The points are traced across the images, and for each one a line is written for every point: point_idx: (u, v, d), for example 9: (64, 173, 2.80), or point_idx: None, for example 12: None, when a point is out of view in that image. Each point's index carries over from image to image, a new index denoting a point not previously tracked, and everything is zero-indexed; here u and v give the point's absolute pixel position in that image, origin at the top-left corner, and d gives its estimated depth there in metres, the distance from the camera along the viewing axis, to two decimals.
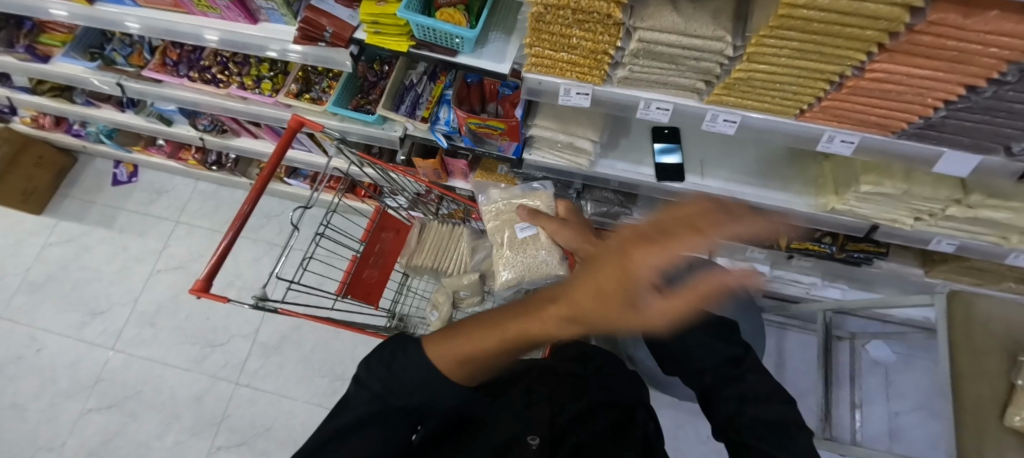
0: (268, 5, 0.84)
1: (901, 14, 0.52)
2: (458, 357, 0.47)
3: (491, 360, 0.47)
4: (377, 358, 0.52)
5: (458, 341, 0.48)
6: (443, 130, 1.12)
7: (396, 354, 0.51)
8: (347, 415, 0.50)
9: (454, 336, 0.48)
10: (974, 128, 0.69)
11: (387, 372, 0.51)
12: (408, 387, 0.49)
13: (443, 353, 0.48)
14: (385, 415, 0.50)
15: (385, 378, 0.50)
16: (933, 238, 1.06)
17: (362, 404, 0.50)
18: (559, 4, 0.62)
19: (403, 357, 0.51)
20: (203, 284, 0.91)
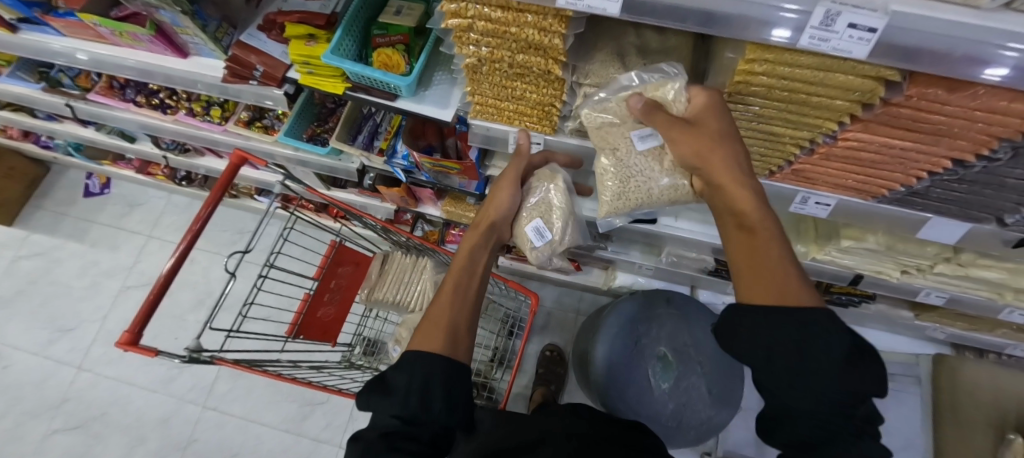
0: (194, 40, 0.80)
1: (874, 87, 0.45)
2: (438, 327, 0.55)
3: (460, 320, 0.57)
4: (370, 392, 0.53)
5: (433, 321, 0.56)
6: (401, 165, 1.02)
7: (386, 378, 0.53)
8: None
9: (426, 324, 0.57)
10: (963, 198, 0.61)
11: (383, 396, 0.51)
12: (401, 405, 0.50)
13: (427, 337, 0.55)
14: (388, 450, 0.47)
15: (384, 406, 0.51)
16: (922, 290, 0.99)
17: (365, 445, 0.49)
18: (492, 58, 0.55)
19: (393, 377, 0.52)
20: (131, 337, 0.84)
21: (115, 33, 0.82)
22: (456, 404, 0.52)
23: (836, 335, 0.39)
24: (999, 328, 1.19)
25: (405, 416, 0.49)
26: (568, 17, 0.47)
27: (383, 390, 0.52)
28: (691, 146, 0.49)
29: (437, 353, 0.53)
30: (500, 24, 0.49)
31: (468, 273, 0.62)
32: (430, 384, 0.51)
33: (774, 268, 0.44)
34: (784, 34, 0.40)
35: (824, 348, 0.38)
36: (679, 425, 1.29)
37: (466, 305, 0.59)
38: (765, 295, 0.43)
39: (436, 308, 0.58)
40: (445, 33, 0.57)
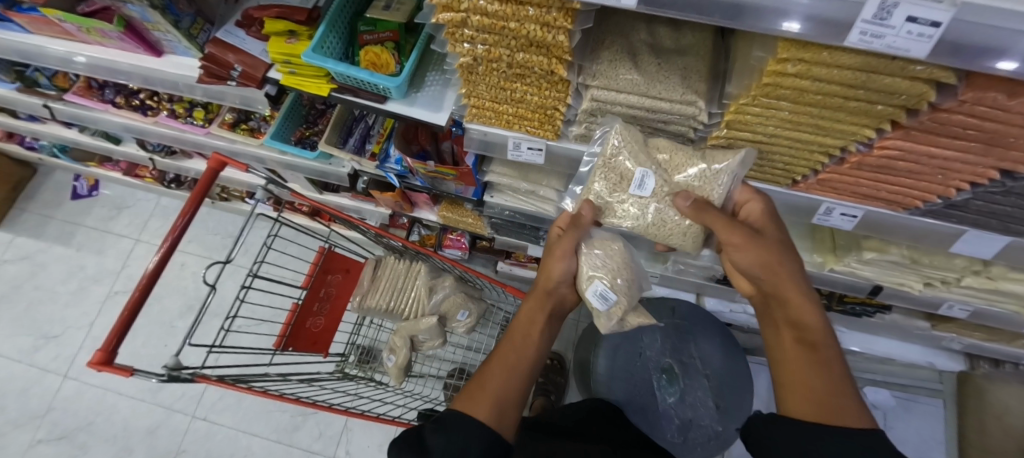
0: (167, 37, 0.74)
1: (925, 91, 0.39)
2: (492, 393, 0.51)
3: (510, 391, 0.53)
4: (404, 449, 0.47)
5: (482, 386, 0.52)
6: (394, 169, 0.95)
7: (424, 441, 0.47)
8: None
9: (472, 390, 0.52)
10: (1005, 212, 0.56)
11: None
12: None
13: (474, 402, 0.51)
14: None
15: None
16: (945, 303, 0.94)
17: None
18: (489, 56, 0.50)
19: (432, 439, 0.47)
20: (104, 356, 0.78)
21: (82, 30, 0.76)
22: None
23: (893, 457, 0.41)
24: (1020, 340, 1.13)
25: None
26: (575, 10, 0.41)
27: (416, 451, 0.46)
28: (756, 261, 0.53)
29: (482, 422, 0.48)
30: (497, 18, 0.44)
31: (525, 336, 0.58)
32: (471, 455, 0.45)
33: (830, 380, 0.47)
34: (795, 26, 0.35)
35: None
36: (684, 441, 1.23)
37: (521, 376, 0.55)
38: (822, 405, 0.46)
39: (484, 375, 0.54)
40: (436, 28, 0.51)
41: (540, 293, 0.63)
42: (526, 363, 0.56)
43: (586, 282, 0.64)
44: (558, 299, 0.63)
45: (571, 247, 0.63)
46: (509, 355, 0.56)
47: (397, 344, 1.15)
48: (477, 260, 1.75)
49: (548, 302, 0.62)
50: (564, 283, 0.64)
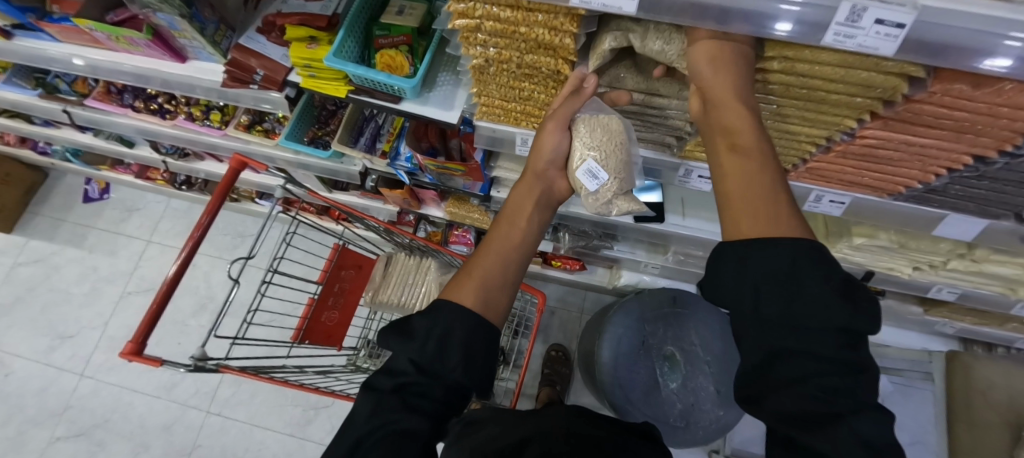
0: (192, 44, 0.79)
1: (898, 83, 0.43)
2: (478, 281, 0.55)
3: (496, 277, 0.55)
4: (391, 332, 0.52)
5: (470, 272, 0.56)
6: (404, 167, 1.01)
7: (410, 322, 0.52)
8: (361, 413, 0.48)
9: (463, 275, 0.56)
10: (981, 195, 0.60)
11: (403, 340, 0.51)
12: (420, 352, 0.49)
13: (461, 289, 0.54)
14: (402, 406, 0.47)
15: (401, 350, 0.50)
16: (934, 286, 0.99)
17: (378, 397, 0.48)
18: (500, 58, 0.54)
19: (416, 321, 0.51)
20: (135, 347, 0.83)
21: (110, 38, 0.80)
22: (473, 365, 0.50)
23: (820, 274, 0.36)
24: (1010, 323, 1.17)
25: (421, 362, 0.49)
26: (580, 15, 0.45)
27: (403, 333, 0.51)
28: (725, 71, 0.44)
29: (468, 307, 0.52)
30: (509, 23, 0.48)
31: (510, 222, 0.59)
32: (452, 331, 0.50)
33: (761, 184, 0.41)
34: (787, 27, 0.39)
35: (811, 281, 0.36)
36: (685, 426, 1.28)
37: (508, 264, 0.57)
38: (759, 224, 0.39)
39: (473, 263, 0.57)
40: (451, 34, 0.56)
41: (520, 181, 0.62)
42: (511, 250, 0.58)
43: (579, 160, 0.60)
44: (547, 183, 0.63)
45: (564, 123, 0.58)
46: (495, 245, 0.58)
47: None
48: None
49: (536, 187, 0.62)
50: (553, 164, 0.62)
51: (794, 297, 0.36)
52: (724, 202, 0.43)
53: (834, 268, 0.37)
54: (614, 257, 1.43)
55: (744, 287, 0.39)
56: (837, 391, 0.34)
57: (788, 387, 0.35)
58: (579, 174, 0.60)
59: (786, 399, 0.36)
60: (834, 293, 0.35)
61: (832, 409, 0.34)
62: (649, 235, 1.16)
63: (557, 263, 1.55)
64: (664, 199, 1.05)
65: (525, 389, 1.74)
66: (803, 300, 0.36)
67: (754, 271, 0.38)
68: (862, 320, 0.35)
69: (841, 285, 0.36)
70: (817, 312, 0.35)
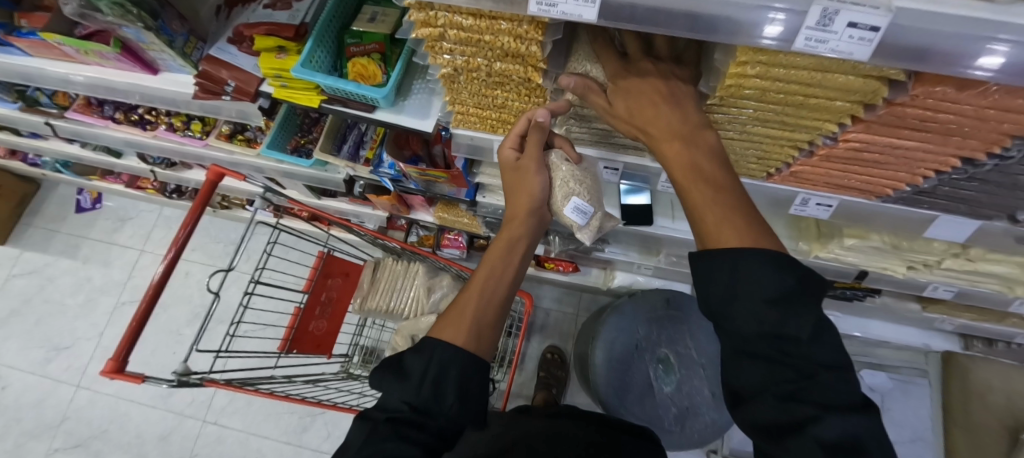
0: (162, 57, 0.78)
1: (878, 86, 0.41)
2: (466, 322, 0.52)
3: (486, 316, 0.53)
4: (384, 372, 0.51)
5: (458, 312, 0.53)
6: (387, 174, 0.98)
7: (403, 360, 0.51)
8: (356, 441, 0.47)
9: (450, 317, 0.53)
10: (972, 197, 0.58)
11: (399, 381, 0.49)
12: (416, 390, 0.47)
13: (447, 329, 0.52)
14: (394, 435, 0.45)
15: (396, 389, 0.49)
16: (930, 285, 0.97)
17: (372, 425, 0.47)
18: (468, 67, 0.52)
19: (409, 360, 0.50)
20: (117, 364, 0.82)
21: (79, 52, 0.79)
22: (470, 396, 0.49)
23: (763, 282, 0.36)
24: (1008, 318, 1.15)
25: (416, 404, 0.47)
26: (544, 23, 0.43)
27: (396, 371, 0.50)
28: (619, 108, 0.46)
29: (460, 346, 0.50)
30: (473, 32, 0.46)
31: (503, 257, 0.57)
32: (448, 368, 0.48)
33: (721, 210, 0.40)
34: (772, 31, 0.36)
35: (752, 286, 0.36)
36: (681, 429, 1.27)
37: (495, 305, 0.55)
38: (730, 235, 0.39)
39: (460, 302, 0.54)
40: (417, 42, 0.54)
41: (509, 221, 0.60)
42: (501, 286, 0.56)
43: (563, 199, 0.62)
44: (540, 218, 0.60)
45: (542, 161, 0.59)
46: (480, 280, 0.56)
47: (398, 342, 1.17)
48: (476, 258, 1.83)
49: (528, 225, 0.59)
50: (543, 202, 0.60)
51: (735, 303, 0.37)
52: (696, 224, 0.41)
53: (784, 274, 0.36)
54: (607, 258, 1.42)
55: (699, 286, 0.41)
56: (794, 397, 0.34)
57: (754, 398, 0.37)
58: (568, 214, 0.63)
59: (752, 410, 0.37)
60: (770, 300, 0.36)
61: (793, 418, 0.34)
62: (640, 237, 1.15)
63: (551, 265, 1.55)
64: (652, 201, 1.03)
65: (521, 391, 1.74)
66: (744, 309, 0.37)
67: (706, 279, 0.39)
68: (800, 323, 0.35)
69: (783, 290, 0.35)
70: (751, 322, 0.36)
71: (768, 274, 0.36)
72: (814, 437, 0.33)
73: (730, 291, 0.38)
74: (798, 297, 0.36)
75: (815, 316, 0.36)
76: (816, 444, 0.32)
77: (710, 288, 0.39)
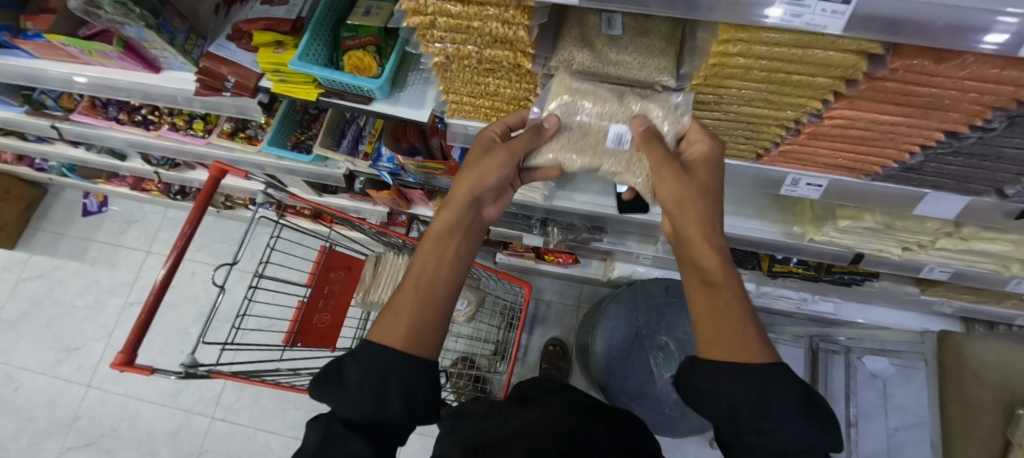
0: (164, 54, 0.80)
1: (856, 61, 0.42)
2: (408, 315, 0.53)
3: (426, 315, 0.54)
4: (327, 382, 0.51)
5: (394, 313, 0.54)
6: (386, 168, 0.99)
7: (341, 369, 0.51)
8: (310, 443, 0.46)
9: (392, 309, 0.54)
10: (960, 172, 0.59)
11: (340, 389, 0.50)
12: (362, 399, 0.48)
13: (389, 324, 0.53)
14: (348, 432, 0.47)
15: (339, 397, 0.49)
16: (926, 266, 0.98)
17: (326, 422, 0.48)
18: (460, 54, 0.54)
19: (349, 368, 0.50)
20: (126, 357, 0.84)
21: (83, 52, 0.81)
22: (416, 400, 0.51)
23: (789, 396, 0.45)
24: (1008, 299, 1.15)
25: (363, 413, 0.48)
26: (530, 7, 0.45)
27: (337, 380, 0.50)
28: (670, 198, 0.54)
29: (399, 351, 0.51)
30: (462, 19, 0.47)
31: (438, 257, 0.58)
32: (389, 375, 0.49)
33: (730, 324, 0.49)
34: (776, 12, 0.36)
35: (784, 401, 0.45)
36: (682, 415, 1.29)
37: (435, 300, 0.56)
38: (732, 347, 0.48)
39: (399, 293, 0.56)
40: (409, 32, 0.56)
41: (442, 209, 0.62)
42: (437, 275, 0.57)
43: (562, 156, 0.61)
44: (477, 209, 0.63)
45: (516, 157, 0.59)
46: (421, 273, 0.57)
47: None
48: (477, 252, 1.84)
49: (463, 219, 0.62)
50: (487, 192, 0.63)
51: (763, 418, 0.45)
52: (708, 336, 0.50)
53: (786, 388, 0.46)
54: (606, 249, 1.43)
55: (721, 398, 0.47)
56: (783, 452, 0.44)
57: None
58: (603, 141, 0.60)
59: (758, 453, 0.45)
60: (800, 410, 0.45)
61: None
62: (637, 226, 1.16)
63: (551, 257, 1.57)
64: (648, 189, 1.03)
65: None
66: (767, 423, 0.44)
67: (735, 394, 0.46)
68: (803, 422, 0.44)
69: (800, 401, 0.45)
70: (787, 431, 0.44)
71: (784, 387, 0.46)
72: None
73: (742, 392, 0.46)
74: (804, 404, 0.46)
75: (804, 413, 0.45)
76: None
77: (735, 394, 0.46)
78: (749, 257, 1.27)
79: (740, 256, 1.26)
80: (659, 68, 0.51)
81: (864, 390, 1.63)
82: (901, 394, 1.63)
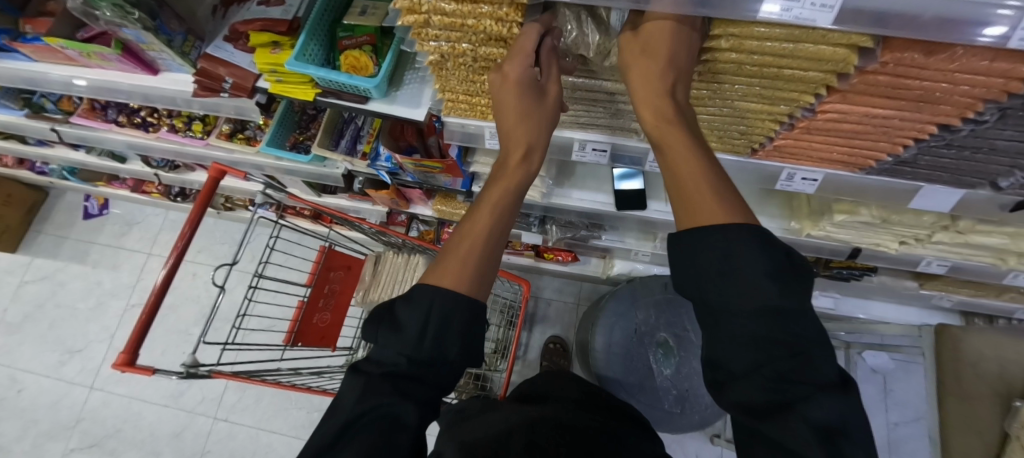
0: (161, 56, 0.80)
1: (847, 55, 0.42)
2: (466, 261, 0.47)
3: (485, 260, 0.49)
4: (379, 326, 0.49)
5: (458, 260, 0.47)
6: (384, 167, 1.01)
7: (396, 313, 0.49)
8: (348, 399, 0.45)
9: (445, 256, 0.49)
10: (953, 165, 0.59)
11: (395, 334, 0.47)
12: (417, 343, 0.46)
13: (446, 270, 0.47)
14: (394, 390, 0.44)
15: (392, 342, 0.47)
16: (923, 260, 0.98)
17: (367, 378, 0.45)
18: (455, 52, 0.54)
19: (405, 313, 0.47)
20: (127, 358, 0.84)
21: (82, 55, 0.82)
22: (472, 342, 0.49)
23: (755, 259, 0.37)
24: (1007, 292, 1.15)
25: (416, 358, 0.46)
26: (523, 4, 0.45)
27: (392, 324, 0.48)
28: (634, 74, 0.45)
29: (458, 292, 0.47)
30: (457, 17, 0.48)
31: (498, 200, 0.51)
32: (449, 318, 0.46)
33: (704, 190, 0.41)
34: (773, 7, 0.37)
35: (747, 266, 0.38)
36: (681, 411, 1.30)
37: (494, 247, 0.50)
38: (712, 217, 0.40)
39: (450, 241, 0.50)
40: (404, 31, 0.56)
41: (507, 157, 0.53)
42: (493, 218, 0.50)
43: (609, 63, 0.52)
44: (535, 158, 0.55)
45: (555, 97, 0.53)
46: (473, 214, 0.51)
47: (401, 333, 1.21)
48: None
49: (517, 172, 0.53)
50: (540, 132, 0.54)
51: (732, 291, 0.39)
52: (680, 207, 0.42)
53: (770, 251, 0.38)
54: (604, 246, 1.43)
55: (686, 270, 0.42)
56: (785, 380, 0.36)
57: (743, 380, 0.37)
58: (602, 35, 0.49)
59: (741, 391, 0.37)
60: (770, 276, 0.37)
61: (784, 398, 0.35)
62: (635, 222, 1.16)
63: (550, 255, 1.57)
64: (646, 186, 1.04)
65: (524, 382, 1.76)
66: (733, 298, 0.38)
67: (691, 257, 0.41)
68: (788, 301, 0.37)
69: (775, 267, 0.38)
70: (745, 286, 0.38)
71: (752, 247, 0.38)
72: (804, 416, 0.34)
73: (709, 260, 0.39)
74: (790, 277, 0.38)
75: (799, 298, 0.37)
76: (805, 424, 0.34)
77: (700, 264, 0.40)
78: None
79: None
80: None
81: (865, 386, 1.63)
82: (901, 389, 1.63)
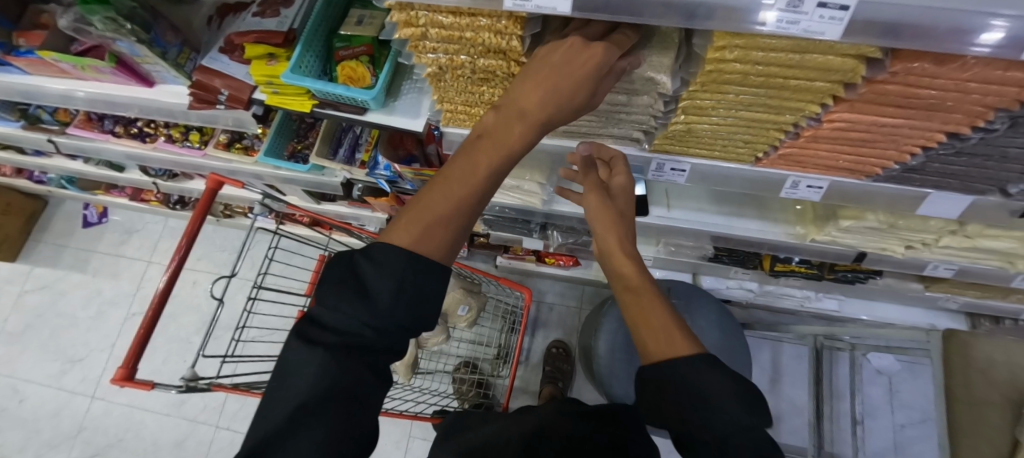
0: (156, 69, 0.79)
1: (856, 65, 0.41)
2: (436, 229, 0.43)
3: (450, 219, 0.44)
4: (340, 290, 0.42)
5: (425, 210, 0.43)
6: (384, 176, 1.00)
7: (357, 275, 0.43)
8: (306, 373, 0.40)
9: (414, 213, 0.44)
10: (963, 172, 0.58)
11: (360, 303, 0.42)
12: (387, 313, 0.43)
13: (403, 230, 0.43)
14: (364, 364, 0.42)
15: (358, 311, 0.42)
16: (929, 264, 0.97)
17: (331, 352, 0.40)
18: (453, 64, 0.53)
19: (374, 280, 0.42)
20: (126, 372, 0.84)
21: (77, 68, 0.81)
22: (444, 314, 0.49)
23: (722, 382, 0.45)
24: (1013, 294, 1.12)
25: (387, 329, 0.43)
26: (522, 17, 0.44)
27: (354, 290, 0.42)
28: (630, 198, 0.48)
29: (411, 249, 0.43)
30: (454, 29, 0.47)
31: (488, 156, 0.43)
32: (418, 287, 0.43)
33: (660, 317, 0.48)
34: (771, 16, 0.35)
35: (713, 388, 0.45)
36: None
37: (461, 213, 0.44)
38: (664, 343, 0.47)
39: (424, 197, 0.44)
40: (401, 43, 0.55)
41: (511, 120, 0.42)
42: (479, 184, 0.43)
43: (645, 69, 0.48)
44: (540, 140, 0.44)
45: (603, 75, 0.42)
46: (456, 175, 0.43)
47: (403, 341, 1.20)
48: (477, 256, 1.84)
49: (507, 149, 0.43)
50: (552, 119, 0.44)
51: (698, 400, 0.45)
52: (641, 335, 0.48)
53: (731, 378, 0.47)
54: None
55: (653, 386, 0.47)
56: None
57: None
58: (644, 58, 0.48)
59: None
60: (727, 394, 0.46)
61: None
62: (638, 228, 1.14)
63: (552, 259, 1.56)
64: (648, 192, 1.03)
65: (527, 387, 1.75)
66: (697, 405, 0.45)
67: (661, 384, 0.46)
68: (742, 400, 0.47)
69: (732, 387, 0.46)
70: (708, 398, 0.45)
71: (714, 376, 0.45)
72: None
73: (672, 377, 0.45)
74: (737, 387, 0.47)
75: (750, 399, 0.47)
76: None
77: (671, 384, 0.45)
78: (750, 256, 1.27)
79: (742, 256, 1.26)
80: (653, 65, 0.48)
81: (870, 388, 1.64)
82: (907, 390, 1.62)
